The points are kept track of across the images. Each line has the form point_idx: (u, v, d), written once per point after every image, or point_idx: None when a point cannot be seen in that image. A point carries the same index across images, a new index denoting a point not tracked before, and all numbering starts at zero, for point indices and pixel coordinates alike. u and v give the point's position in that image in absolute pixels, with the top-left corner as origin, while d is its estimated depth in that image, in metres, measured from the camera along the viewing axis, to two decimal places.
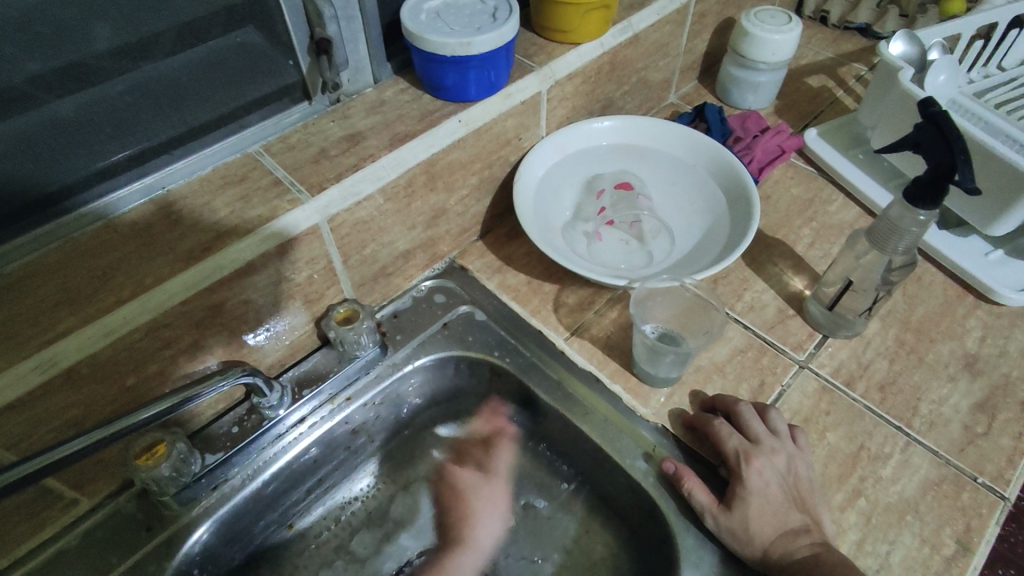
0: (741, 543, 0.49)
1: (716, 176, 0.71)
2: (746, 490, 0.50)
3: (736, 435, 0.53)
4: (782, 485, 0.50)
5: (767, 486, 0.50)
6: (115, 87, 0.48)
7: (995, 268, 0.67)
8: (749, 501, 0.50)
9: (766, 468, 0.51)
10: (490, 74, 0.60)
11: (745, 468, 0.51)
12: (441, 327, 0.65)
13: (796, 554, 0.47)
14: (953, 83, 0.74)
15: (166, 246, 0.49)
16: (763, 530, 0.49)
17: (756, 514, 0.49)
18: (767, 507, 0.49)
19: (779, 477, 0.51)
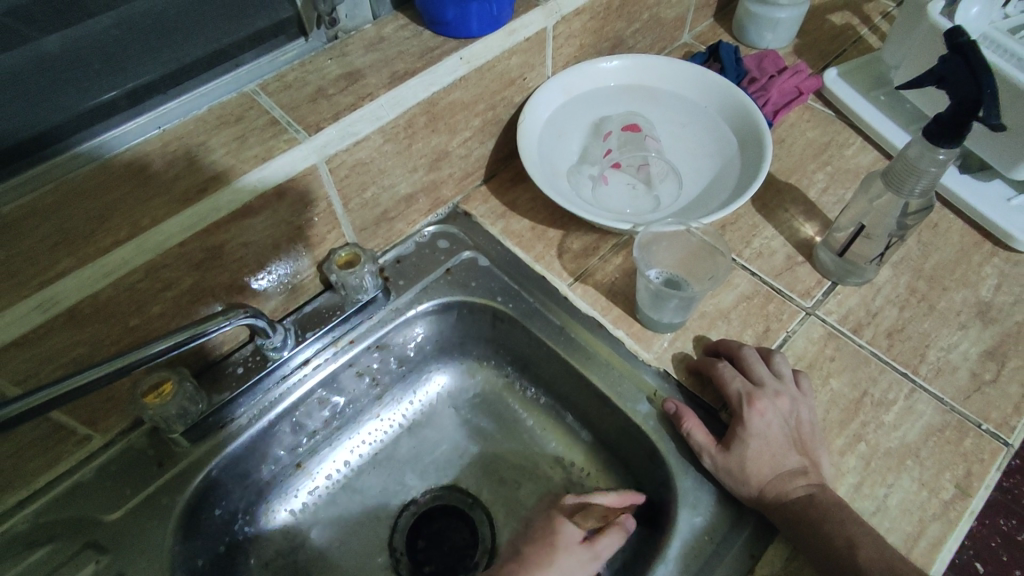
0: (739, 482, 0.49)
1: (728, 118, 0.69)
2: (746, 432, 0.50)
3: (739, 378, 0.53)
4: (784, 430, 0.50)
5: (769, 428, 0.50)
6: (102, 22, 0.48)
7: (1017, 214, 0.65)
8: (750, 442, 0.50)
9: (768, 410, 0.50)
10: (493, 8, 0.57)
11: (747, 410, 0.51)
12: (444, 273, 0.65)
13: (794, 494, 0.47)
14: (987, 16, 0.66)
15: (163, 187, 0.48)
16: (760, 470, 0.49)
17: (757, 454, 0.49)
18: (769, 448, 0.49)
19: (782, 420, 0.50)
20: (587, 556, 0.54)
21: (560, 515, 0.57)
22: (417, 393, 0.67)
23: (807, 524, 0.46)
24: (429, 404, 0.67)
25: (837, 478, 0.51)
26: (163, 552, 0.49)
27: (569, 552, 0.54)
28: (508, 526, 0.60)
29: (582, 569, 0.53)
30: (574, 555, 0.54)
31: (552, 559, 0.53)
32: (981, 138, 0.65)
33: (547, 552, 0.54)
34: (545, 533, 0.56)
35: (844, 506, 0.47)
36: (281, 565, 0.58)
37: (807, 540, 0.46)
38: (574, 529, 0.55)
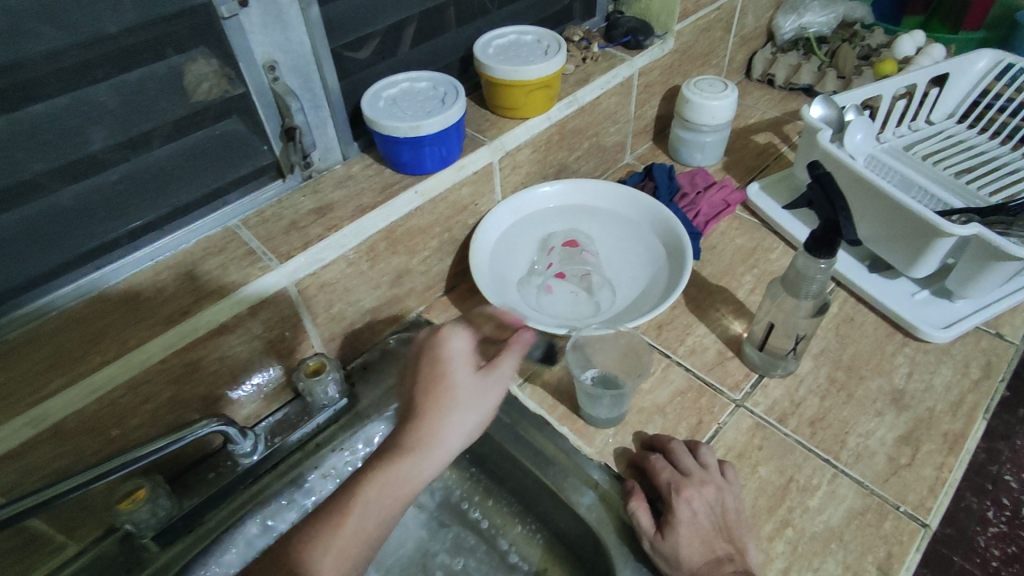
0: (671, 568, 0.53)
1: (658, 231, 0.78)
2: (676, 519, 0.54)
3: (669, 468, 0.57)
4: (709, 517, 0.54)
5: (696, 515, 0.54)
6: (108, 177, 0.56)
7: (921, 307, 0.72)
8: (678, 528, 0.53)
9: (695, 497, 0.55)
10: (442, 150, 0.68)
11: (676, 497, 0.55)
12: (406, 377, 0.71)
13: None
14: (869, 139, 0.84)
15: (149, 312, 0.56)
16: (692, 557, 0.52)
17: (685, 539, 0.53)
18: (696, 534, 0.53)
19: (708, 508, 0.54)
20: (485, 385, 0.51)
21: (441, 335, 0.52)
22: None
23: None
24: None
25: (766, 565, 0.54)
26: None
27: (467, 389, 0.50)
28: None
29: (487, 403, 0.51)
30: (469, 387, 0.50)
31: (439, 417, 0.49)
32: (880, 242, 0.73)
33: (432, 388, 0.50)
34: (431, 363, 0.51)
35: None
36: None
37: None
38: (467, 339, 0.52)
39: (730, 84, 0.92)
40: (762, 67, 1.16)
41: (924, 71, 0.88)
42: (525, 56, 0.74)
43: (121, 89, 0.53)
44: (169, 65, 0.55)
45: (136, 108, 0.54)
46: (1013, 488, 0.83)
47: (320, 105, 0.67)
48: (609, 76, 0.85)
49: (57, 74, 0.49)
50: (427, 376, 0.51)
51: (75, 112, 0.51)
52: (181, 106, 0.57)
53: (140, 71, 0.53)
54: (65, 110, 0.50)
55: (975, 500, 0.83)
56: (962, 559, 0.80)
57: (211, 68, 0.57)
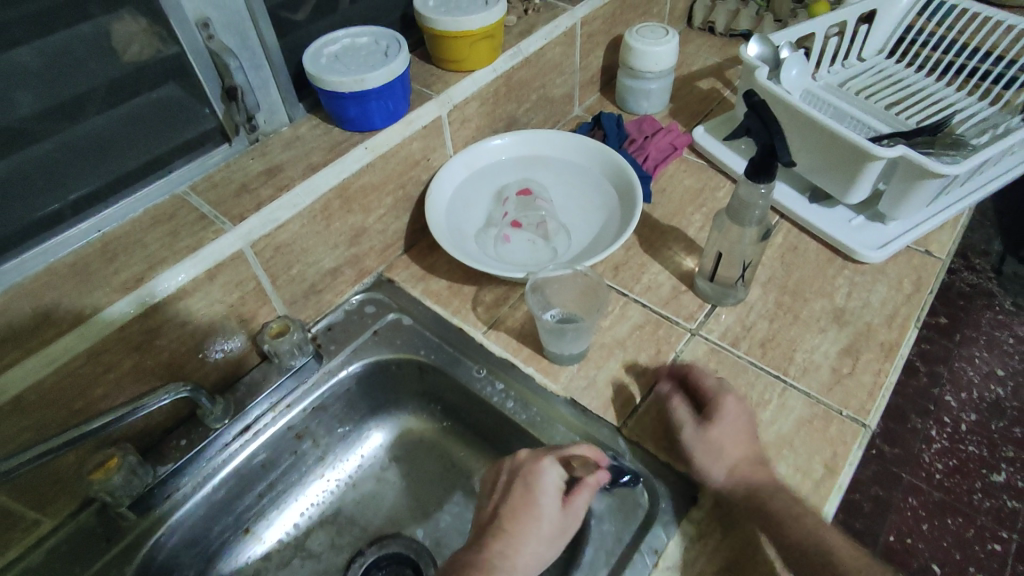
0: (710, 462, 0.56)
1: (608, 174, 0.80)
2: (719, 417, 0.58)
3: (711, 377, 0.62)
4: (750, 420, 0.59)
5: (736, 416, 0.58)
6: (43, 146, 0.54)
7: (858, 231, 0.76)
8: (722, 428, 0.58)
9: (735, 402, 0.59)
10: (390, 104, 0.67)
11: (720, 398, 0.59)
12: (371, 334, 0.72)
13: (762, 474, 0.55)
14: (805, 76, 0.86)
15: (103, 281, 0.55)
16: (732, 449, 0.56)
17: (725, 435, 0.57)
18: (741, 431, 0.58)
19: (746, 411, 0.59)
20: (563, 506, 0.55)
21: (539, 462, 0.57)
22: (357, 450, 0.74)
23: (781, 503, 0.52)
24: (370, 459, 0.74)
25: None
26: None
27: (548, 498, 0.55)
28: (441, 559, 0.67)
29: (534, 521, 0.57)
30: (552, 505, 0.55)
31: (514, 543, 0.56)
32: (818, 172, 0.77)
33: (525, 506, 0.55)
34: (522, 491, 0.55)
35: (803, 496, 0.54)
36: None
37: (774, 527, 0.51)
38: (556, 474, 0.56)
39: (671, 29, 0.94)
40: (702, 16, 1.18)
41: (852, 8, 0.91)
42: (466, 6, 0.73)
43: (45, 50, 0.51)
44: (96, 24, 0.53)
45: (64, 71, 0.53)
46: (955, 409, 0.80)
47: (261, 65, 0.65)
48: (552, 26, 0.85)
49: None
50: (518, 498, 0.55)
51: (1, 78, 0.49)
52: (111, 68, 0.56)
53: (66, 33, 0.52)
54: None
55: (918, 421, 0.80)
56: (910, 475, 0.76)
57: (139, 26, 0.56)
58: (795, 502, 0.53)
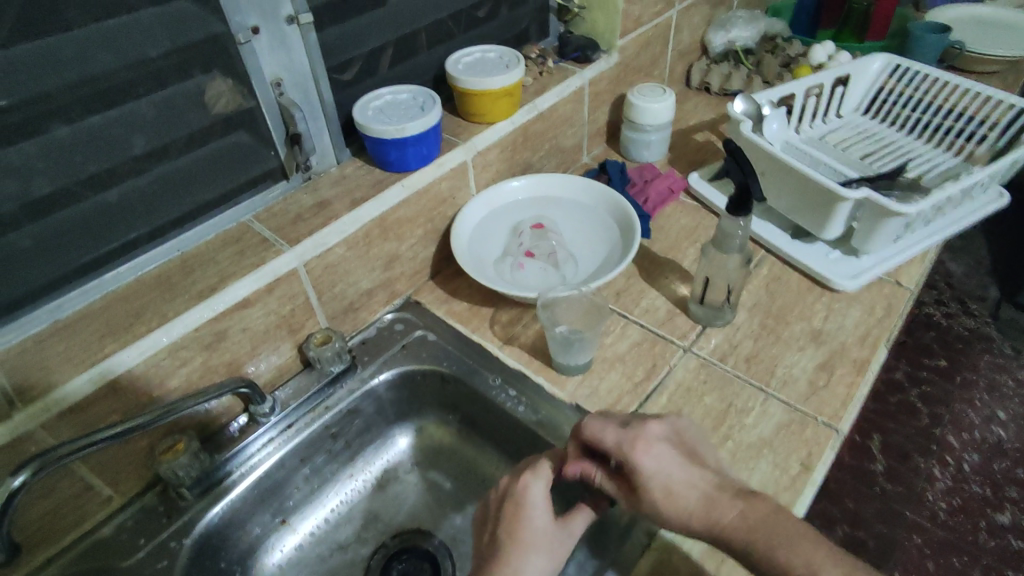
0: (666, 518, 0.55)
1: (612, 212, 0.90)
2: (643, 475, 0.56)
3: (607, 433, 0.60)
4: (675, 456, 0.56)
5: (655, 458, 0.56)
6: (145, 179, 0.66)
7: (835, 264, 0.86)
8: (651, 476, 0.56)
9: (649, 445, 0.57)
10: (424, 149, 0.80)
11: (631, 453, 0.57)
12: (401, 347, 0.81)
13: (724, 522, 0.51)
14: (783, 131, 0.99)
15: (182, 290, 0.66)
16: (673, 503, 0.54)
17: (664, 493, 0.55)
18: (671, 473, 0.55)
19: (665, 445, 0.57)
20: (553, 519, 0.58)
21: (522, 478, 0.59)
22: (384, 454, 0.82)
23: (757, 555, 0.49)
24: (393, 462, 0.82)
25: None
26: None
27: (535, 512, 0.57)
28: (459, 551, 0.75)
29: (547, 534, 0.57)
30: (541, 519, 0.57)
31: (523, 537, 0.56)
32: (796, 212, 0.87)
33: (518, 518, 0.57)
34: (514, 507, 0.58)
35: (780, 512, 0.50)
36: None
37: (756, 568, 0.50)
38: (542, 484, 0.59)
39: (668, 89, 1.07)
40: (698, 77, 1.31)
41: (828, 73, 1.04)
42: (490, 70, 0.86)
43: (156, 102, 0.63)
44: (196, 82, 0.66)
45: (169, 119, 0.65)
46: (957, 449, 1.23)
47: (318, 116, 0.78)
48: (563, 86, 0.98)
49: (107, 90, 0.59)
50: (511, 520, 0.57)
51: (121, 124, 0.62)
52: (203, 117, 0.68)
53: (173, 88, 0.64)
54: (112, 121, 0.61)
55: (923, 461, 1.22)
56: (915, 514, 1.16)
57: (226, 86, 0.69)
58: (777, 545, 0.48)
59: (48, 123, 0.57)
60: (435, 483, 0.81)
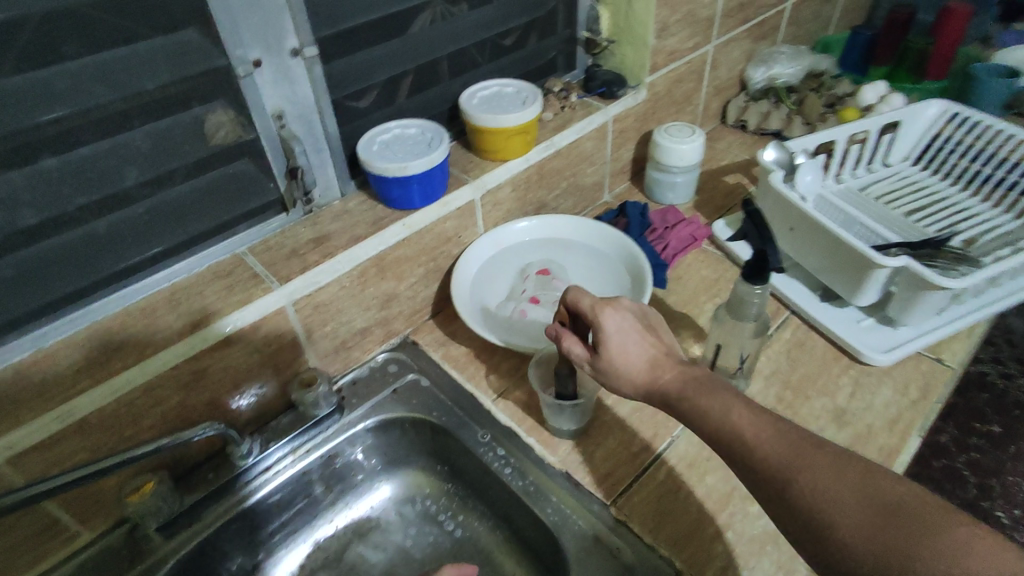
0: (621, 387, 0.57)
1: (624, 261, 0.85)
2: (604, 336, 0.57)
3: (588, 297, 0.59)
4: (637, 328, 0.58)
5: (622, 324, 0.57)
6: (137, 210, 0.65)
7: (866, 334, 0.78)
8: (615, 355, 0.56)
9: (615, 313, 0.58)
10: (429, 188, 0.77)
11: (599, 314, 0.57)
12: (391, 392, 0.78)
13: (663, 380, 0.55)
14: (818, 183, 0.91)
15: (165, 324, 0.64)
16: (633, 366, 0.56)
17: (620, 353, 0.56)
18: (633, 348, 0.57)
19: (630, 316, 0.58)
20: None
21: None
22: (367, 501, 0.79)
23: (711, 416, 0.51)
24: (377, 510, 0.78)
25: (707, 564, 0.59)
26: None
27: None
28: None
29: None
30: None
31: None
32: (826, 272, 0.80)
33: None
34: None
35: (707, 377, 0.54)
36: None
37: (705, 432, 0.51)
38: None
39: (698, 129, 1.01)
40: (735, 114, 1.25)
41: (874, 120, 0.97)
42: (505, 106, 0.83)
43: (151, 134, 0.62)
44: (193, 114, 0.64)
45: (164, 151, 0.64)
46: None
47: (321, 149, 0.76)
48: (584, 123, 0.94)
49: (101, 122, 0.58)
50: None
51: (113, 156, 0.61)
52: (200, 149, 0.67)
53: (170, 121, 0.63)
54: (104, 153, 0.60)
55: None
56: None
57: (227, 117, 0.67)
58: (680, 379, 0.54)
59: (39, 154, 0.56)
60: (416, 537, 0.77)
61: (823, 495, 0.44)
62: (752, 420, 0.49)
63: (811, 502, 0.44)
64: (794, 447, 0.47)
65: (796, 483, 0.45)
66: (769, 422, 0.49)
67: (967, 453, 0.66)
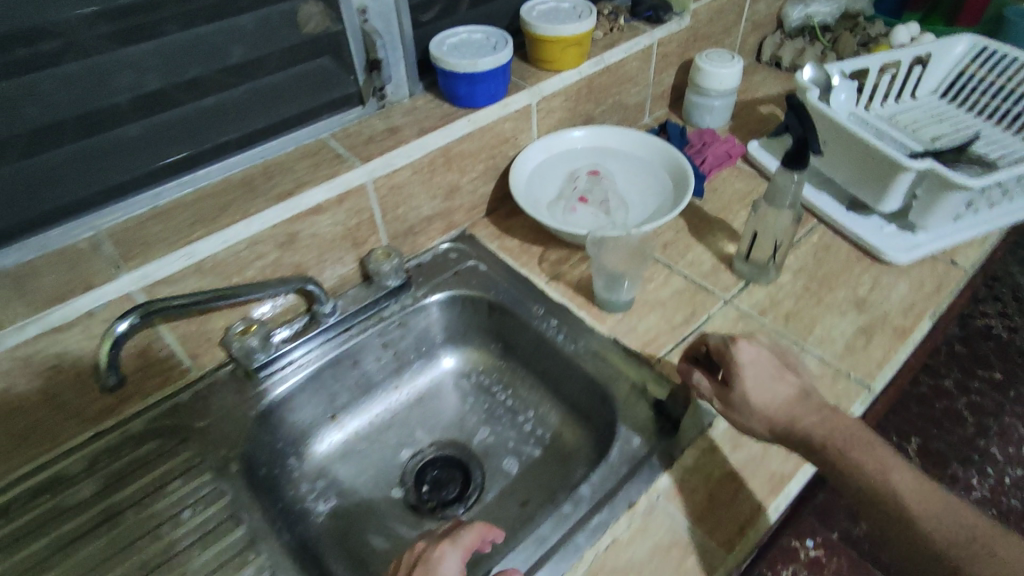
0: (753, 423, 0.60)
1: (667, 167, 0.93)
2: (736, 365, 0.62)
3: (709, 379, 0.65)
4: (771, 370, 0.62)
5: (753, 359, 0.62)
6: (241, 89, 0.72)
7: (888, 238, 0.85)
8: (751, 390, 0.60)
9: (748, 347, 0.63)
10: (493, 87, 0.83)
11: (732, 350, 0.62)
12: (453, 274, 0.87)
13: (803, 425, 0.58)
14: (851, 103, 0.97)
15: (264, 190, 0.72)
16: (761, 400, 0.60)
17: (755, 384, 0.60)
18: (767, 378, 0.61)
19: (762, 353, 0.63)
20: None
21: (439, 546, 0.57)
22: (430, 371, 0.89)
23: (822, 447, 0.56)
24: (439, 379, 0.90)
25: None
26: (235, 444, 0.69)
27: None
28: (489, 466, 0.82)
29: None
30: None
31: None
32: (852, 183, 0.88)
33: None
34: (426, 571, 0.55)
35: (825, 406, 0.58)
36: (320, 480, 0.79)
37: (835, 465, 0.55)
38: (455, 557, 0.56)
39: (737, 56, 1.07)
40: (770, 51, 1.30)
41: (908, 50, 1.02)
42: (563, 18, 0.89)
43: (255, 17, 0.69)
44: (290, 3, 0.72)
45: (263, 35, 0.71)
46: None
47: (396, 47, 0.83)
48: (632, 42, 1.00)
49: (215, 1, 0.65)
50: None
51: (222, 33, 0.67)
52: (293, 36, 0.74)
53: (269, 8, 0.70)
54: (216, 31, 0.67)
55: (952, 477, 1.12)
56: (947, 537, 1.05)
57: (317, 9, 0.74)
58: (823, 427, 0.57)
59: (164, 25, 0.62)
60: (473, 402, 0.88)
61: (906, 489, 0.52)
62: (900, 470, 0.53)
63: (866, 483, 0.54)
64: (936, 500, 0.52)
65: (846, 455, 0.55)
66: (908, 472, 0.54)
67: (968, 396, 0.72)
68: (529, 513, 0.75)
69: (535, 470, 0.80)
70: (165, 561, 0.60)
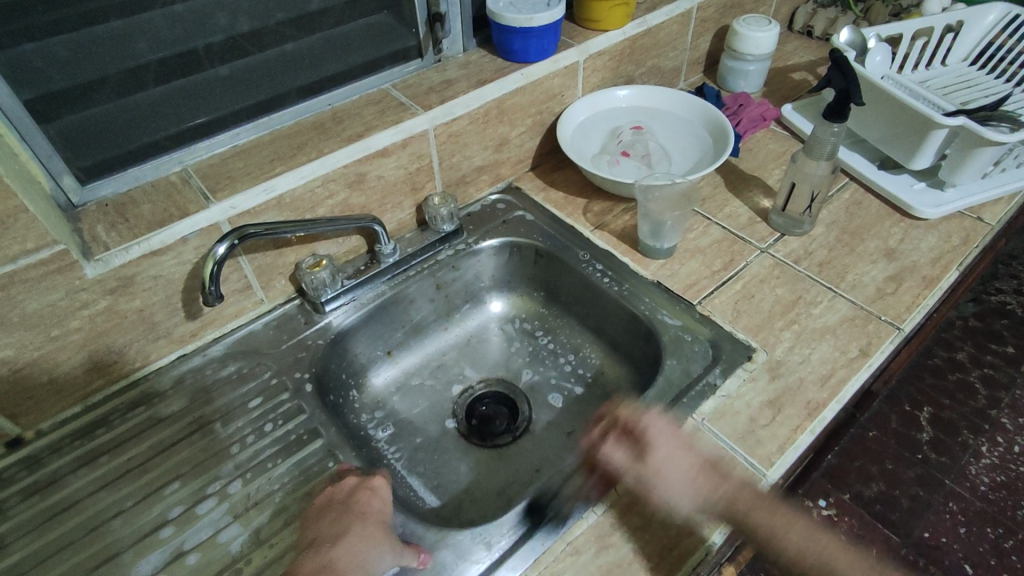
0: (672, 505, 0.60)
1: (706, 125, 0.97)
2: (648, 465, 0.62)
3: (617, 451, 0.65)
4: (679, 442, 0.64)
5: (664, 435, 0.64)
6: (316, 38, 0.77)
7: (919, 194, 0.89)
8: (658, 465, 0.62)
9: (614, 450, 0.65)
10: (545, 43, 0.87)
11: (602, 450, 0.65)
12: (502, 222, 0.91)
13: (728, 497, 0.60)
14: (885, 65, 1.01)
15: (335, 133, 0.77)
16: (678, 489, 0.61)
17: (669, 463, 0.62)
18: (676, 447, 0.64)
19: (670, 430, 0.65)
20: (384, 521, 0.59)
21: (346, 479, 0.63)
22: (477, 316, 0.95)
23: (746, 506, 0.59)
24: (485, 324, 0.95)
25: (777, 344, 0.73)
26: (306, 366, 0.75)
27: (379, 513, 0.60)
28: (534, 402, 0.87)
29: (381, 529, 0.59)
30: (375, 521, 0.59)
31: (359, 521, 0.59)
32: (885, 142, 0.92)
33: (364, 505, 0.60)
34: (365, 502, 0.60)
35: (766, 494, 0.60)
36: (377, 409, 0.84)
37: (748, 529, 0.59)
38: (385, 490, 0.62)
39: (774, 21, 1.10)
40: (803, 20, 1.32)
41: (940, 17, 1.05)
42: None
43: None
44: None
45: None
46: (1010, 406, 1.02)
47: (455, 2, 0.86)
48: (674, 5, 1.03)
49: None
50: (358, 509, 0.60)
51: None
52: None
53: None
54: None
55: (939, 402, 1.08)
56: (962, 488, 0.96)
57: None
58: (745, 494, 0.60)
59: None
60: (517, 345, 0.93)
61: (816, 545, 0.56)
62: None
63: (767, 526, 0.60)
64: None
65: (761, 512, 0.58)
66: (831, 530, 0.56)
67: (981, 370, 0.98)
68: (575, 441, 0.81)
69: (578, 405, 0.85)
70: (250, 466, 0.66)
